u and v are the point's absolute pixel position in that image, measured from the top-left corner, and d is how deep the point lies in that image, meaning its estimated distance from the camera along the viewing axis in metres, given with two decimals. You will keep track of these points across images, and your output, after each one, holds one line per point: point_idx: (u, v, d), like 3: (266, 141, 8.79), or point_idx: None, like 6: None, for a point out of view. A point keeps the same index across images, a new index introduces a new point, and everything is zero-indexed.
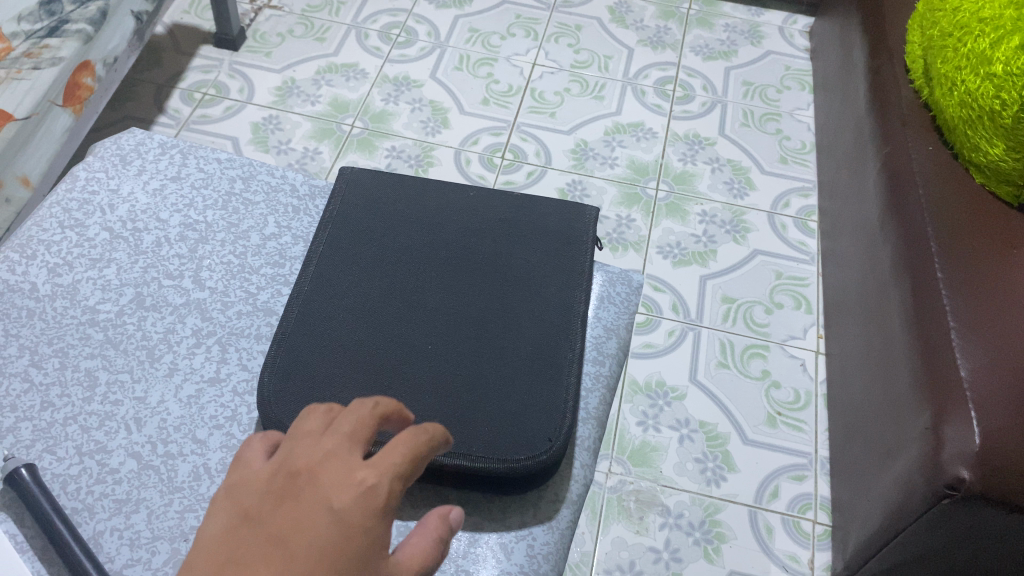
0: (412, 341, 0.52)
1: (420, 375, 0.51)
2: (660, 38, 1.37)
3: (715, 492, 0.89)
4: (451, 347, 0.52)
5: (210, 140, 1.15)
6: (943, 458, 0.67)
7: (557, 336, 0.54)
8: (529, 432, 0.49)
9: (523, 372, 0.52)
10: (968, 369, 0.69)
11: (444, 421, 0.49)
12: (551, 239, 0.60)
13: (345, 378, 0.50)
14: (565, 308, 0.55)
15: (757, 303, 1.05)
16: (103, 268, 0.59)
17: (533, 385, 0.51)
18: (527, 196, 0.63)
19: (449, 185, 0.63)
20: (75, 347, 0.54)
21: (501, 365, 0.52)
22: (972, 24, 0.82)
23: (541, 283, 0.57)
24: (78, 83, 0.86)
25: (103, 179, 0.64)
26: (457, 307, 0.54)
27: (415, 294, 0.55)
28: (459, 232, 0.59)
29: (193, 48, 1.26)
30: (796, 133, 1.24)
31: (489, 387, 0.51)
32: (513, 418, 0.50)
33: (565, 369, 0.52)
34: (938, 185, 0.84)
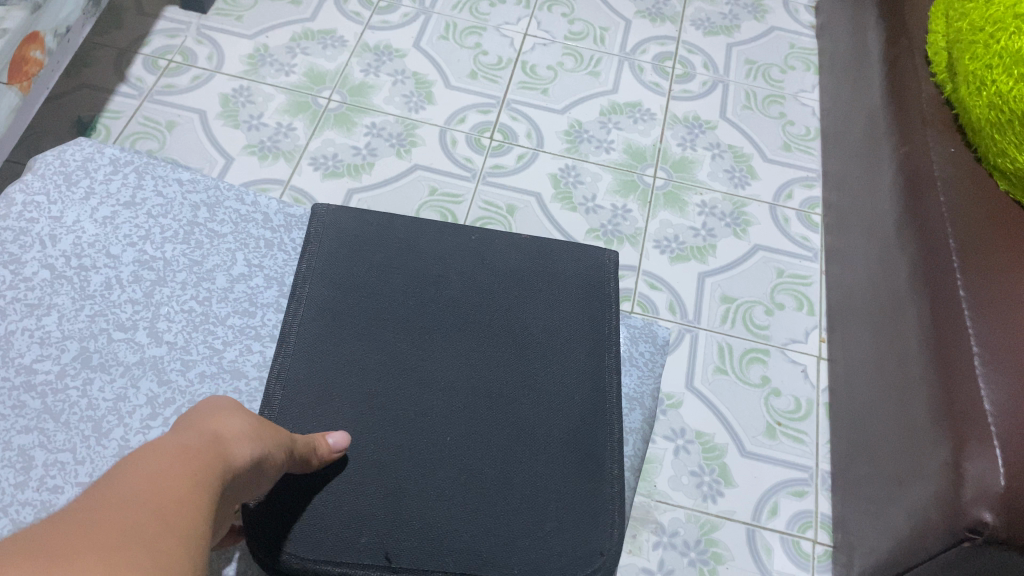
0: (443, 427, 0.56)
1: (445, 475, 0.54)
2: (659, 9, 1.29)
3: (712, 509, 0.85)
4: (482, 431, 0.56)
5: (175, 114, 1.06)
6: (964, 496, 0.62)
7: (587, 413, 0.59)
8: (573, 542, 0.54)
9: (556, 465, 0.56)
10: (992, 401, 0.64)
11: (485, 523, 0.53)
12: (559, 305, 0.64)
13: (365, 483, 0.52)
14: (586, 388, 0.60)
15: (757, 303, 1.00)
16: (42, 316, 0.57)
17: (564, 479, 0.56)
18: (541, 244, 0.67)
19: (440, 235, 0.66)
20: (9, 419, 0.53)
21: (537, 453, 0.56)
22: (1006, 20, 0.75)
23: (555, 360, 0.61)
24: (26, 58, 0.77)
25: (43, 204, 0.63)
26: (483, 385, 0.58)
27: (439, 370, 0.58)
28: (477, 296, 0.63)
29: (158, 9, 1.17)
30: (800, 118, 1.18)
31: (520, 485, 0.54)
32: (555, 514, 0.54)
33: (599, 451, 0.57)
34: (960, 192, 0.78)
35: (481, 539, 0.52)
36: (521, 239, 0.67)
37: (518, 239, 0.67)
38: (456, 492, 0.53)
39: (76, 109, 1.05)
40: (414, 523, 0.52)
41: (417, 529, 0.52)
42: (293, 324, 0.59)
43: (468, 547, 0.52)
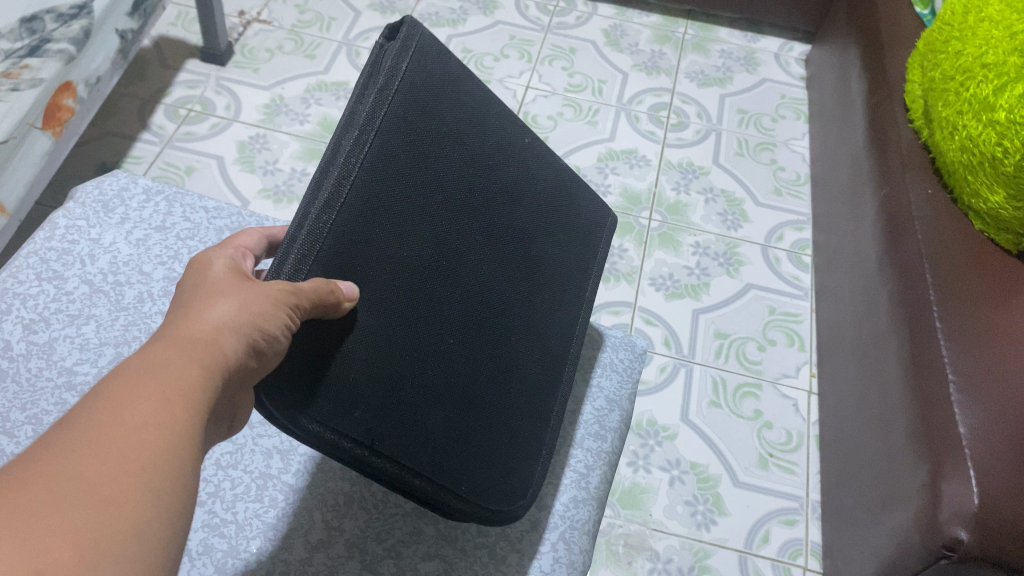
0: (458, 323, 0.50)
1: (445, 376, 0.48)
2: (655, 63, 1.35)
3: (706, 537, 0.88)
4: (486, 342, 0.51)
5: (194, 160, 1.12)
6: (941, 515, 0.65)
7: (562, 356, 0.58)
8: (516, 485, 0.52)
9: (528, 400, 0.54)
10: (966, 425, 0.67)
11: (452, 441, 0.48)
12: (571, 241, 0.61)
13: (374, 357, 0.45)
14: (568, 333, 0.59)
15: (750, 340, 1.04)
16: (81, 325, 0.61)
17: (533, 423, 0.54)
18: (574, 169, 0.64)
19: (501, 110, 0.57)
20: (50, 414, 0.56)
21: (519, 386, 0.53)
22: (975, 69, 0.79)
23: (558, 296, 0.58)
24: (59, 105, 0.83)
25: (84, 227, 0.67)
26: (502, 296, 0.53)
27: (472, 266, 0.51)
28: (521, 199, 0.56)
29: (180, 62, 1.24)
30: (791, 164, 1.23)
31: (495, 412, 0.51)
32: (509, 453, 0.52)
33: (558, 396, 0.57)
34: (936, 229, 0.82)
35: (441, 457, 0.48)
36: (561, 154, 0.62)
37: (559, 153, 0.62)
38: (445, 398, 0.48)
39: (101, 155, 1.11)
40: (405, 414, 0.46)
41: (408, 427, 0.46)
42: (357, 140, 0.45)
43: (428, 460, 0.47)
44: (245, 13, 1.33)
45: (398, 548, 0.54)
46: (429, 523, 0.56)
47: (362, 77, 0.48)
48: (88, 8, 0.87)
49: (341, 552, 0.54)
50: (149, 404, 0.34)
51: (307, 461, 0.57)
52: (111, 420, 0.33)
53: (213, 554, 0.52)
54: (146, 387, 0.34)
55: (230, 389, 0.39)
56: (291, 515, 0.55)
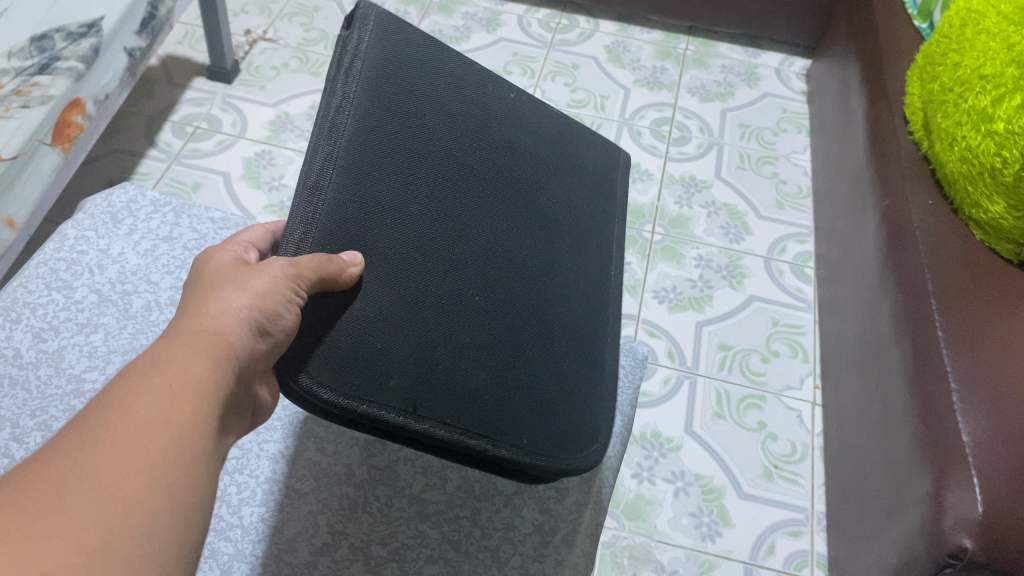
0: (478, 284, 0.51)
1: (475, 334, 0.50)
2: (656, 79, 1.37)
3: (711, 548, 0.88)
4: (510, 297, 0.53)
5: (201, 176, 1.13)
6: (945, 524, 0.63)
7: (596, 308, 0.60)
8: (575, 432, 0.54)
9: (568, 350, 0.56)
10: (969, 434, 0.65)
11: (500, 396, 0.50)
12: (574, 198, 0.63)
13: (397, 320, 0.47)
14: (597, 284, 0.62)
15: (753, 351, 1.04)
16: (89, 333, 0.62)
17: (577, 369, 0.56)
18: (568, 124, 0.67)
19: (478, 78, 0.59)
20: (59, 420, 0.57)
21: (555, 336, 0.55)
22: (973, 81, 0.80)
23: (571, 249, 0.60)
24: (68, 121, 0.84)
25: (92, 238, 0.69)
26: (517, 253, 0.55)
27: (478, 224, 0.53)
28: (516, 159, 0.58)
29: (187, 80, 1.25)
30: (793, 177, 1.24)
31: (537, 362, 0.53)
32: (561, 401, 0.54)
33: (599, 345, 0.59)
34: (938, 240, 0.82)
35: (493, 414, 0.49)
36: (545, 116, 0.64)
37: (546, 113, 0.65)
38: (480, 358, 0.50)
39: (109, 172, 1.12)
40: (445, 375, 0.48)
41: (448, 384, 0.47)
42: (331, 126, 0.48)
43: (480, 418, 0.48)
44: (251, 32, 1.34)
45: (403, 551, 0.55)
46: (432, 527, 0.56)
47: (327, 76, 0.51)
48: (97, 27, 0.88)
49: (345, 556, 0.54)
50: (157, 399, 0.37)
51: (311, 467, 0.58)
52: (122, 417, 0.36)
53: (219, 558, 0.52)
54: (154, 383, 0.38)
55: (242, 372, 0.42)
56: (296, 519, 0.55)
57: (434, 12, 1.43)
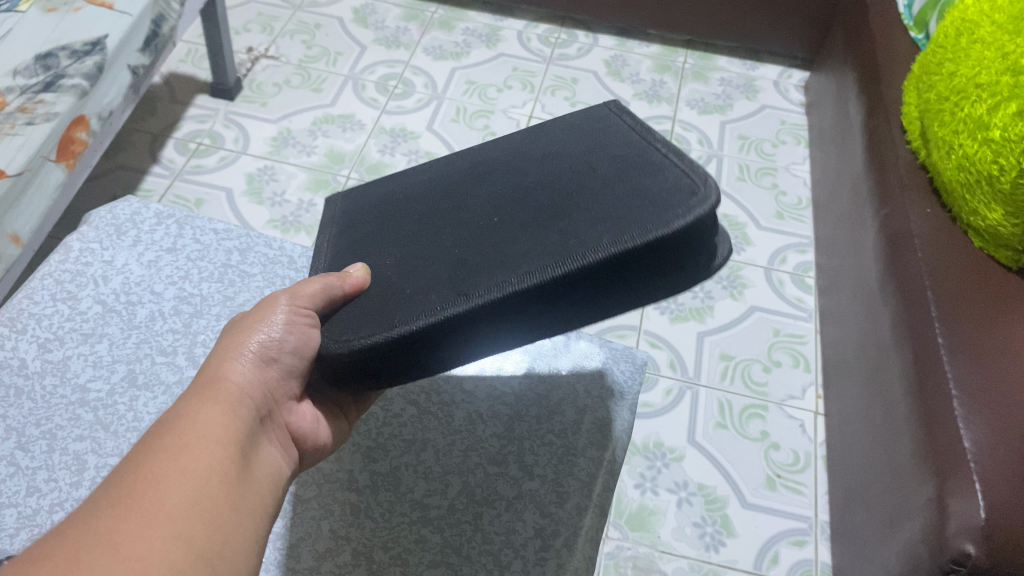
0: (480, 214, 0.55)
1: (493, 237, 0.52)
2: (656, 92, 1.38)
3: (715, 558, 0.87)
4: (520, 196, 0.55)
5: (203, 192, 1.14)
6: (947, 530, 0.62)
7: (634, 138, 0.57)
8: (654, 209, 0.49)
9: (608, 177, 0.53)
10: (971, 440, 0.64)
11: (544, 246, 0.49)
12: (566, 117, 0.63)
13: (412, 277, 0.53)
14: (627, 128, 0.58)
15: (755, 361, 1.04)
16: (94, 343, 0.63)
17: (631, 179, 0.52)
18: None
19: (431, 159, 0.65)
20: (64, 429, 0.58)
21: (588, 179, 0.54)
22: (968, 90, 0.80)
23: (585, 132, 0.59)
24: (73, 138, 0.85)
25: (97, 250, 0.70)
26: (517, 171, 0.57)
27: (463, 186, 0.58)
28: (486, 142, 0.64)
29: (189, 98, 1.27)
30: (792, 188, 1.25)
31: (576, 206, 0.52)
32: (621, 205, 0.50)
33: (651, 153, 0.55)
34: (935, 249, 0.81)
35: (543, 257, 0.49)
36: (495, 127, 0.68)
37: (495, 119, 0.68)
38: (509, 242, 0.51)
39: (113, 189, 1.13)
40: (477, 270, 0.50)
41: (486, 269, 0.50)
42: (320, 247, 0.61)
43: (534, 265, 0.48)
44: (253, 49, 1.36)
45: (405, 556, 0.55)
46: (434, 532, 0.57)
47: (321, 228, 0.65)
48: (100, 44, 0.89)
49: (349, 560, 0.55)
50: (172, 452, 0.40)
51: (314, 473, 0.59)
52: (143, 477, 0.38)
53: None
54: (167, 440, 0.41)
55: (264, 397, 0.50)
56: (299, 524, 0.56)
57: (434, 28, 1.44)
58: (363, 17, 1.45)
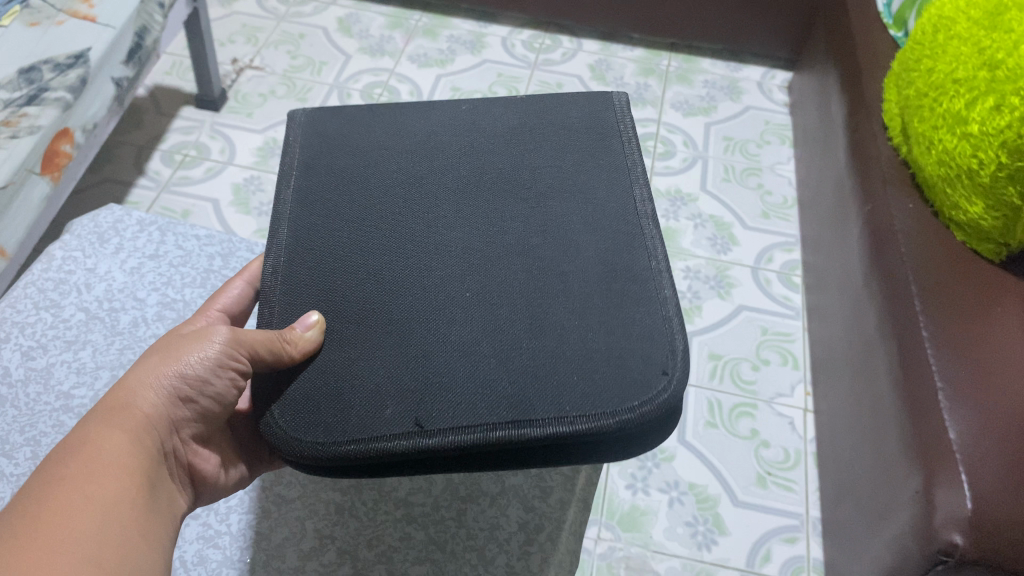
0: (449, 294, 0.54)
1: (457, 337, 0.51)
2: (640, 95, 1.38)
3: (707, 557, 0.88)
4: (486, 287, 0.54)
5: (189, 203, 1.14)
6: (936, 521, 0.61)
7: (623, 256, 0.56)
8: (623, 373, 0.50)
9: (584, 302, 0.53)
10: (956, 431, 0.64)
11: (511, 384, 0.49)
12: (567, 155, 0.63)
13: (374, 375, 0.50)
14: (611, 225, 0.58)
15: (743, 360, 1.05)
16: (78, 350, 0.63)
17: (601, 310, 0.53)
18: (547, 99, 0.69)
19: (407, 144, 0.64)
20: (48, 435, 0.58)
21: (563, 306, 0.53)
22: (946, 85, 0.81)
23: (570, 195, 0.60)
24: (57, 151, 0.85)
25: (80, 258, 0.70)
26: (493, 245, 0.57)
27: (434, 243, 0.57)
28: (474, 164, 0.63)
29: (174, 110, 1.27)
30: (777, 188, 1.25)
31: (552, 333, 0.51)
32: (588, 359, 0.50)
33: (637, 284, 0.54)
34: (920, 241, 0.81)
35: (512, 401, 0.48)
36: (511, 105, 0.68)
37: (512, 104, 0.68)
38: (475, 364, 0.50)
39: (99, 202, 1.13)
40: (442, 385, 0.49)
41: (453, 392, 0.48)
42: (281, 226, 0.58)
43: (502, 407, 0.48)
44: (238, 61, 1.36)
45: None
46: (418, 529, 0.60)
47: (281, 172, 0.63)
48: (84, 57, 0.89)
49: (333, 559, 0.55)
50: (77, 484, 0.42)
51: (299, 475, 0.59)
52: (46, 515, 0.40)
53: (207, 563, 0.54)
54: (71, 469, 0.43)
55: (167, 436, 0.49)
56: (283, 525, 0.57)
57: (418, 36, 1.45)
58: (347, 26, 1.46)
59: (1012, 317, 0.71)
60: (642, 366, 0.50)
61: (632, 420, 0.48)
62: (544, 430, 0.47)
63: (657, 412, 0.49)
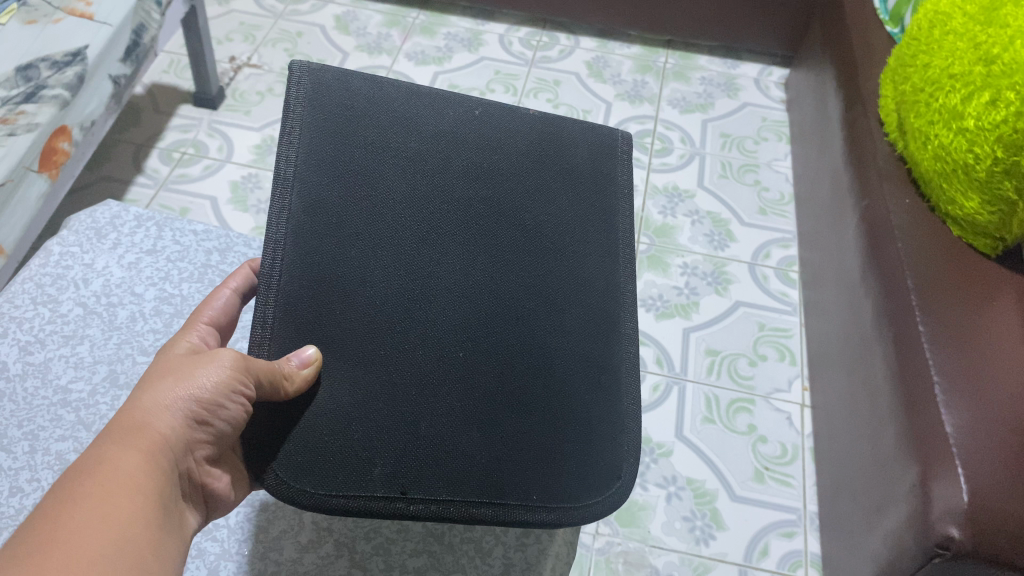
0: (444, 347, 0.56)
1: (450, 401, 0.55)
2: (637, 92, 1.39)
3: (705, 552, 0.88)
4: (479, 347, 0.57)
5: (187, 201, 1.14)
6: (934, 514, 0.62)
7: (596, 341, 0.62)
8: (582, 473, 0.58)
9: (564, 386, 0.59)
10: (953, 425, 0.64)
11: (492, 465, 0.54)
12: (566, 206, 0.65)
13: (371, 428, 0.52)
14: (594, 302, 0.64)
15: (741, 356, 1.05)
16: (75, 345, 0.63)
17: (576, 400, 0.59)
18: (559, 119, 0.70)
19: (414, 146, 0.60)
20: (46, 430, 0.58)
21: (545, 388, 0.58)
22: (942, 80, 0.81)
23: (564, 254, 0.64)
24: (55, 148, 0.85)
25: (77, 254, 0.70)
26: (491, 297, 0.59)
27: (436, 276, 0.58)
28: (489, 186, 0.62)
29: (172, 108, 1.27)
30: (774, 184, 1.26)
31: (533, 415, 0.57)
32: (557, 451, 0.57)
33: (603, 376, 0.62)
34: (915, 235, 0.81)
35: (489, 484, 0.54)
36: (523, 119, 0.67)
37: (521, 116, 0.67)
38: (461, 436, 0.54)
39: (96, 201, 1.13)
40: (430, 452, 0.53)
41: (441, 463, 0.53)
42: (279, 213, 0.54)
43: (481, 489, 0.53)
44: (235, 59, 1.36)
45: None
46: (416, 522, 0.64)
47: (281, 125, 0.57)
48: (82, 55, 0.89)
49: None
50: (89, 505, 0.41)
51: None
52: (50, 564, 0.37)
53: (205, 556, 0.56)
54: (82, 489, 0.41)
55: (182, 459, 0.47)
56: None
57: (416, 34, 1.45)
58: (344, 24, 1.46)
59: (1008, 313, 0.71)
60: (596, 464, 0.59)
61: (580, 515, 0.57)
62: (513, 517, 0.54)
63: (600, 509, 0.58)
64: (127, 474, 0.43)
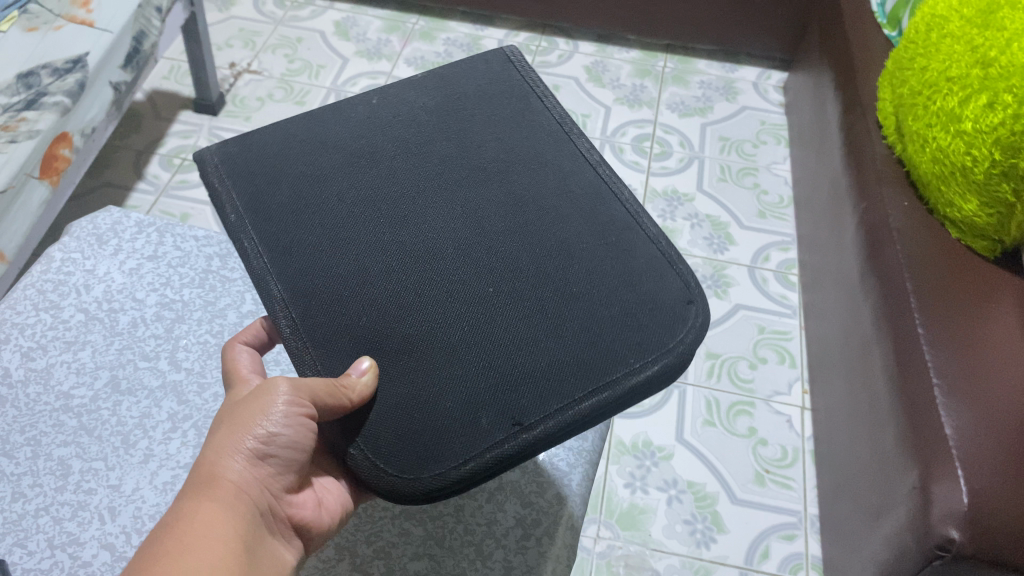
0: (446, 279, 0.50)
1: (479, 325, 0.49)
2: (636, 96, 1.39)
3: (706, 555, 0.88)
4: (481, 265, 0.51)
5: (188, 207, 1.14)
6: (933, 517, 0.62)
7: (598, 206, 0.55)
8: (656, 311, 0.50)
9: (587, 261, 0.52)
10: (953, 427, 0.64)
11: (570, 357, 0.48)
12: (512, 130, 0.60)
13: (439, 381, 0.47)
14: (577, 182, 0.57)
15: (741, 359, 1.05)
16: (77, 350, 0.64)
17: (610, 264, 0.52)
18: (454, 70, 0.65)
19: (355, 142, 0.59)
20: (49, 435, 0.58)
21: (568, 268, 0.51)
22: (941, 83, 0.81)
23: (529, 164, 0.58)
24: (56, 155, 0.85)
25: (79, 260, 0.71)
26: (476, 222, 0.54)
27: (418, 223, 0.53)
28: (430, 142, 0.59)
29: (173, 114, 1.27)
30: (773, 187, 1.26)
31: (575, 298, 0.50)
32: (618, 311, 0.50)
33: (625, 229, 0.54)
34: (914, 238, 0.81)
35: (583, 373, 0.47)
36: (425, 89, 0.63)
37: (422, 87, 0.64)
38: (514, 348, 0.48)
39: (97, 206, 1.13)
40: (507, 372, 0.47)
41: (521, 375, 0.47)
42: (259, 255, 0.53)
43: (577, 380, 0.47)
44: (236, 65, 1.36)
45: None
46: (416, 525, 0.63)
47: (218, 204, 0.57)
48: (82, 62, 0.89)
49: None
50: (173, 557, 0.40)
51: None
52: None
53: None
54: (165, 546, 0.40)
55: (260, 497, 0.46)
56: None
57: (415, 39, 1.46)
58: (344, 30, 1.46)
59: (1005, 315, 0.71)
60: (659, 293, 0.51)
61: (683, 345, 0.49)
62: (621, 386, 0.47)
63: (700, 332, 0.50)
64: (205, 523, 0.42)
